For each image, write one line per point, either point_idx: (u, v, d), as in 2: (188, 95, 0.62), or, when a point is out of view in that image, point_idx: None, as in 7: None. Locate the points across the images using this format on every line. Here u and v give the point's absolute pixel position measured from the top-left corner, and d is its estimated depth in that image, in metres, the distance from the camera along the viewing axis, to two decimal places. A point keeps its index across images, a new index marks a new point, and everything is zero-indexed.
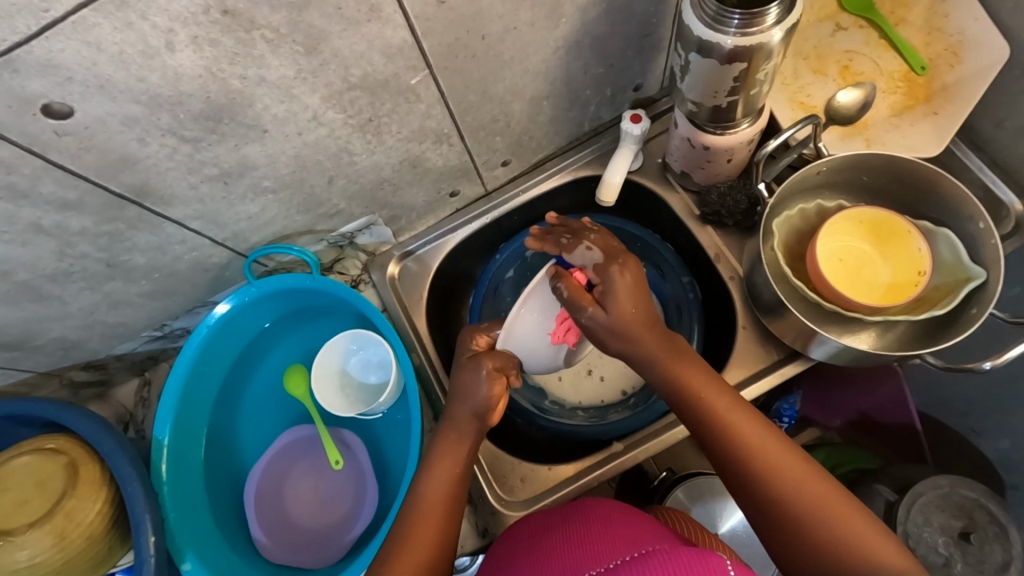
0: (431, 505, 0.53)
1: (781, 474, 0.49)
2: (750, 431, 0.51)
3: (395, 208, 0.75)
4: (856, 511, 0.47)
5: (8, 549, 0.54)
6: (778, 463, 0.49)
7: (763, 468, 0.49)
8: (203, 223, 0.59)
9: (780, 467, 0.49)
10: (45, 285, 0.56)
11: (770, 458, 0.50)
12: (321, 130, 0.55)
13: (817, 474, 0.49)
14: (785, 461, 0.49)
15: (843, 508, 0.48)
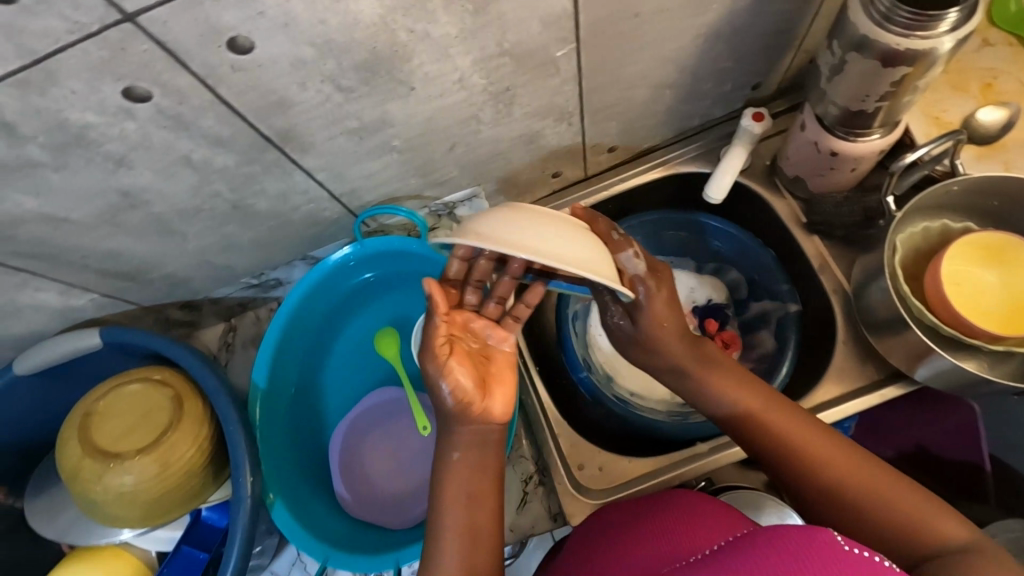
0: (461, 524, 0.47)
1: (844, 475, 0.48)
2: (800, 430, 0.52)
3: (500, 183, 0.74)
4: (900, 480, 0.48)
5: (115, 472, 0.55)
6: (842, 465, 0.49)
7: (825, 467, 0.49)
8: (328, 176, 0.59)
9: (836, 468, 0.49)
10: (174, 221, 0.56)
11: (830, 459, 0.49)
12: (461, 94, 0.54)
13: (881, 469, 0.49)
14: (840, 458, 0.49)
15: (911, 498, 0.46)
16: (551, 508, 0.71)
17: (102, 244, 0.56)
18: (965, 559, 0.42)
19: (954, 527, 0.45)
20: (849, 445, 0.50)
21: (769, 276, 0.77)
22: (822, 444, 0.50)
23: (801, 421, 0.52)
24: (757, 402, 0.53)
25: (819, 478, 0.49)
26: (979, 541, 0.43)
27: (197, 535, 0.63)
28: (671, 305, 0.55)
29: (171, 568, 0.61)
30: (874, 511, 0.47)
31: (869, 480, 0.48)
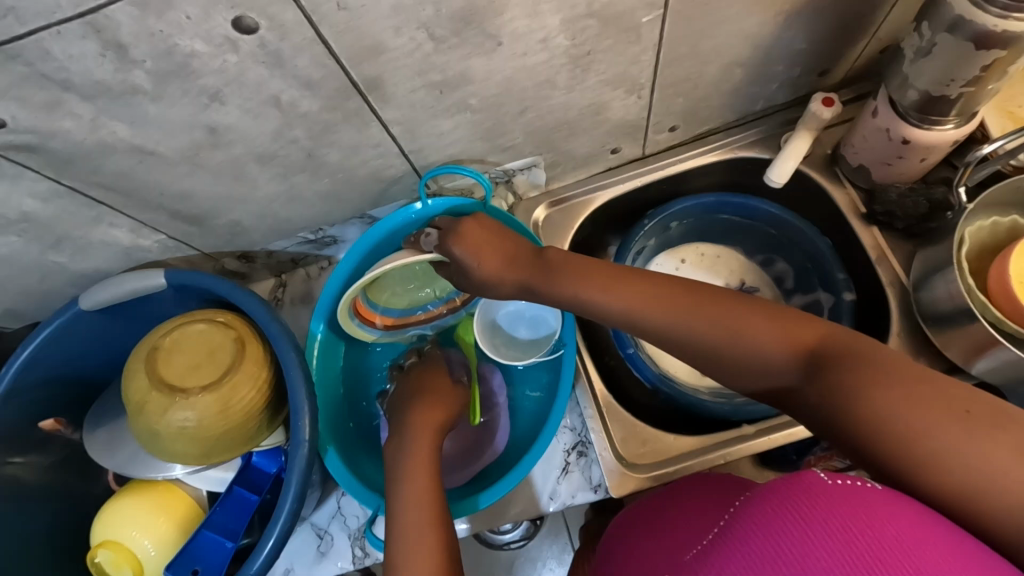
0: (418, 471, 0.54)
1: (695, 324, 0.48)
2: (649, 296, 0.51)
3: (560, 154, 0.74)
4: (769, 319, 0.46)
5: (179, 406, 0.56)
6: (700, 317, 0.48)
7: (724, 328, 0.47)
8: (402, 130, 0.59)
9: (719, 319, 0.47)
10: (251, 164, 0.57)
11: (705, 320, 0.48)
12: (543, 54, 0.54)
13: (733, 302, 0.48)
14: (716, 315, 0.48)
15: (772, 326, 0.46)
16: (594, 480, 0.71)
17: (178, 184, 0.57)
18: (841, 372, 0.41)
19: (816, 336, 0.44)
20: (710, 295, 0.49)
21: (825, 264, 0.77)
22: (692, 305, 0.49)
23: (629, 290, 0.52)
24: (650, 290, 0.51)
25: (710, 342, 0.48)
26: (853, 338, 0.43)
27: (247, 479, 0.63)
28: (485, 245, 0.57)
29: (221, 510, 0.61)
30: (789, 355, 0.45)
31: (751, 319, 0.47)
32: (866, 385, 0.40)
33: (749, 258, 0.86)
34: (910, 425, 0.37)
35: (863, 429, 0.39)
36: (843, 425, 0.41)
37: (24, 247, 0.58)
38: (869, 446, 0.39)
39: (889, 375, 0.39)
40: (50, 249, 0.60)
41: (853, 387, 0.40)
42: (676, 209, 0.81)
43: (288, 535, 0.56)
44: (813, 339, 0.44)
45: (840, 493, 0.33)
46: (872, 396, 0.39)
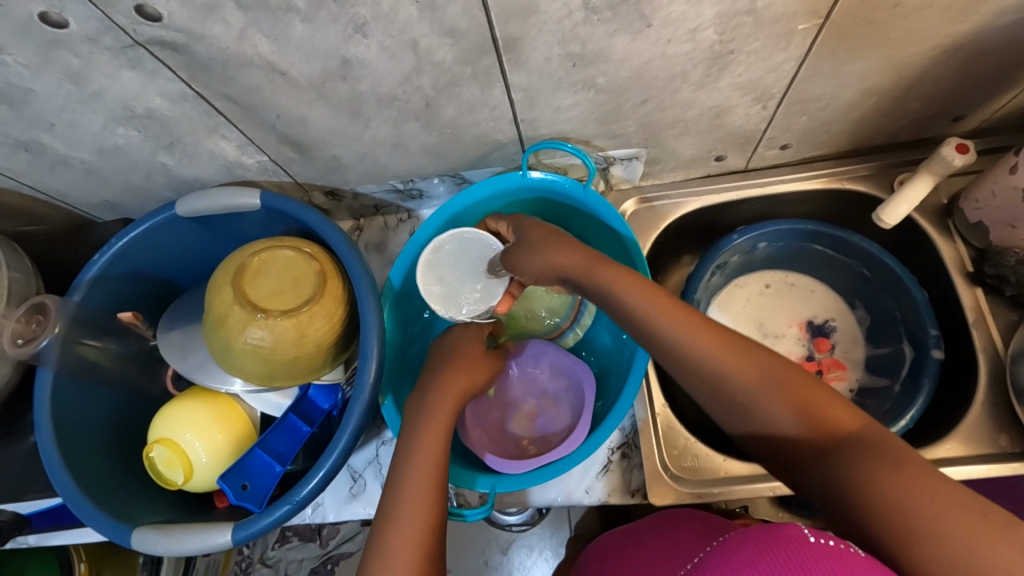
0: (427, 446, 0.51)
1: (732, 369, 0.50)
2: (677, 322, 0.52)
3: (666, 151, 0.72)
4: (798, 384, 0.48)
5: (257, 325, 0.57)
6: (727, 354, 0.50)
7: (760, 389, 0.49)
8: (522, 97, 0.58)
9: (765, 375, 0.49)
10: (369, 103, 0.57)
11: (750, 371, 0.50)
12: (688, 45, 0.52)
13: (783, 364, 0.49)
14: (763, 368, 0.50)
15: (799, 386, 0.48)
16: (632, 484, 0.70)
17: (297, 110, 0.57)
18: (864, 458, 0.43)
19: (846, 416, 0.47)
20: (749, 345, 0.51)
21: (916, 317, 0.72)
22: (742, 357, 0.50)
23: (685, 322, 0.52)
24: (697, 327, 0.52)
25: (738, 389, 0.50)
26: (880, 434, 0.45)
27: (302, 409, 0.64)
28: (550, 238, 0.59)
29: (275, 434, 0.61)
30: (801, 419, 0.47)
31: (801, 386, 0.48)
32: (886, 471, 0.42)
33: (832, 295, 0.82)
34: (915, 505, 0.40)
35: (871, 510, 0.42)
36: (851, 496, 0.43)
37: (141, 142, 0.60)
38: (883, 527, 0.41)
39: (908, 466, 0.42)
40: (162, 149, 0.61)
41: (868, 466, 0.43)
42: (769, 230, 0.78)
43: (334, 474, 0.57)
44: (838, 418, 0.46)
45: (820, 551, 0.36)
46: (894, 483, 0.41)
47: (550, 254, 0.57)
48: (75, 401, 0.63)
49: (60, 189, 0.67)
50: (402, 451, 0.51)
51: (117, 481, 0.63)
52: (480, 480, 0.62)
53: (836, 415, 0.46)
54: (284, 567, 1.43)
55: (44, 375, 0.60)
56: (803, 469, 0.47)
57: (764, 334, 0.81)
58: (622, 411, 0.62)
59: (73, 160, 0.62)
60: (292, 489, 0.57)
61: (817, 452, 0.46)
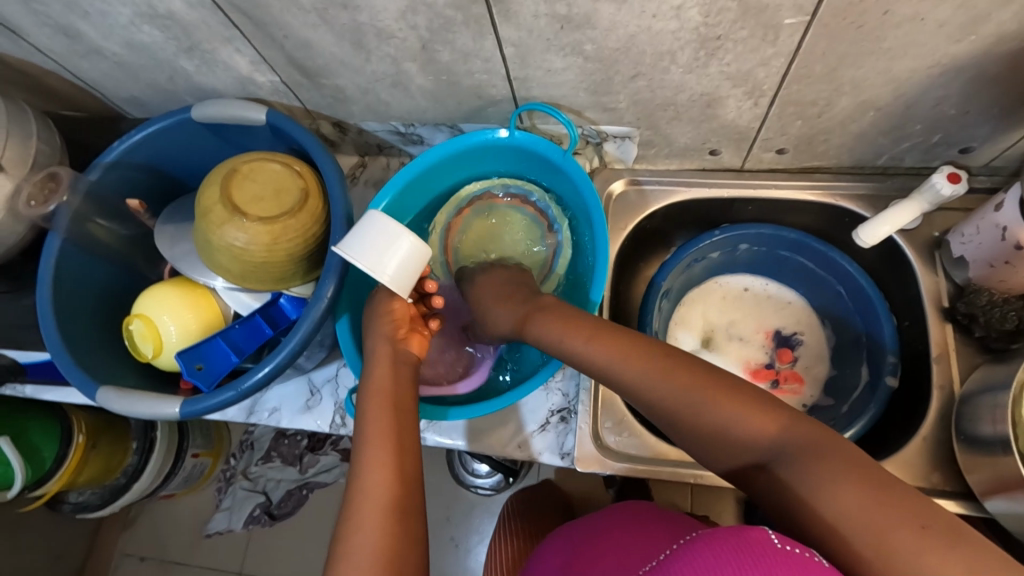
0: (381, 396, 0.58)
1: (670, 395, 0.51)
2: (614, 345, 0.55)
3: (659, 135, 0.73)
4: (719, 396, 0.49)
5: (235, 226, 0.62)
6: (659, 379, 0.51)
7: (704, 416, 0.49)
8: (514, 54, 0.60)
9: (711, 399, 0.49)
10: (369, 36, 0.60)
11: (696, 402, 0.50)
12: (673, 23, 0.53)
13: (723, 380, 0.50)
14: (691, 387, 0.50)
15: (724, 402, 0.49)
16: (564, 447, 0.72)
17: (303, 33, 0.61)
18: (799, 474, 0.45)
19: (763, 423, 0.47)
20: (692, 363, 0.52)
21: (880, 342, 0.71)
22: (692, 384, 0.50)
23: (641, 360, 0.53)
24: (654, 364, 0.52)
25: (675, 415, 0.50)
26: (805, 431, 0.46)
27: (269, 314, 0.69)
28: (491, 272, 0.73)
29: (239, 329, 0.67)
30: (724, 440, 0.48)
31: (736, 407, 0.48)
32: (821, 478, 0.43)
33: (807, 310, 0.82)
34: (855, 521, 0.41)
35: (814, 525, 0.43)
36: (794, 512, 0.45)
37: (164, 43, 0.65)
38: (813, 530, 0.43)
39: (832, 470, 0.43)
40: (183, 52, 0.66)
41: (805, 484, 0.44)
42: (752, 233, 0.78)
43: (280, 371, 0.62)
44: (760, 425, 0.47)
45: (784, 556, 0.37)
46: (823, 489, 0.43)
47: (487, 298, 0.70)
48: (74, 268, 0.70)
49: (95, 78, 0.74)
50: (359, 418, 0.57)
51: (98, 347, 0.70)
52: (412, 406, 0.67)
53: (760, 421, 0.47)
54: (262, 484, 1.58)
55: (52, 240, 0.67)
56: (749, 479, 0.49)
57: (729, 336, 0.81)
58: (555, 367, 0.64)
59: (106, 52, 0.68)
60: (241, 378, 0.62)
61: (758, 460, 0.48)
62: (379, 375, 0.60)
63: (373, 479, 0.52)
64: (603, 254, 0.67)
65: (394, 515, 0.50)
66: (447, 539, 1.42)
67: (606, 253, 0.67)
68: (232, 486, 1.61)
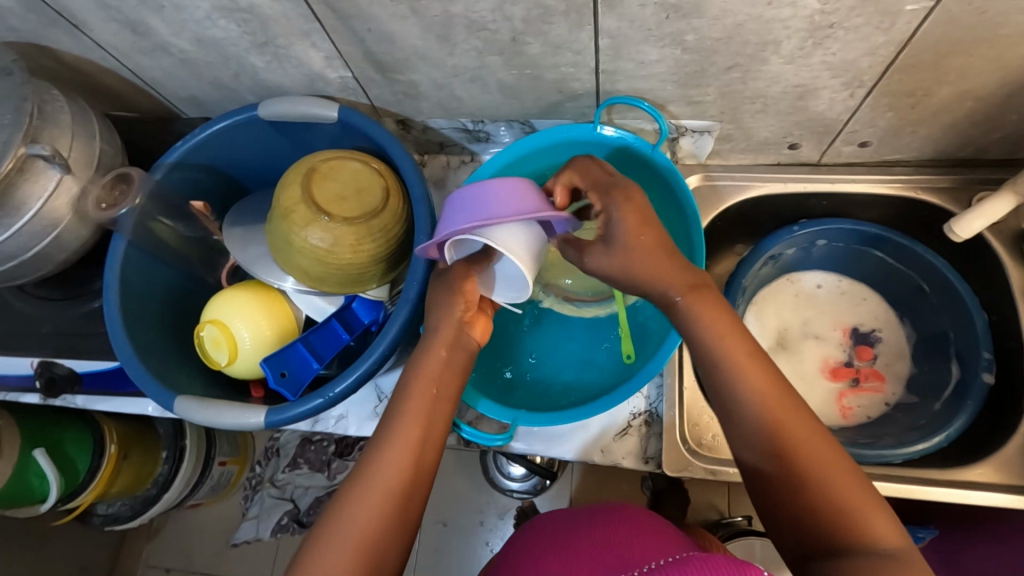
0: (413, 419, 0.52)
1: (779, 428, 0.46)
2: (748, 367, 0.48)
3: (740, 128, 0.71)
4: (847, 473, 0.44)
5: (318, 227, 0.59)
6: (780, 416, 0.46)
7: (789, 448, 0.45)
8: (609, 45, 0.58)
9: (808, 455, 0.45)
10: (457, 28, 0.58)
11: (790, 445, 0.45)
12: (787, 11, 0.51)
13: (843, 459, 0.45)
14: (814, 441, 0.45)
15: (844, 480, 0.43)
16: (648, 451, 0.70)
17: (388, 25, 0.58)
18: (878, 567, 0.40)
19: (883, 529, 0.42)
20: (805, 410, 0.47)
21: (970, 339, 0.69)
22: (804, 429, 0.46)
23: (752, 372, 0.47)
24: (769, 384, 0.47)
25: (770, 448, 0.46)
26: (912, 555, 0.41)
27: (344, 318, 0.67)
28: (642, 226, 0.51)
29: (316, 335, 0.64)
30: (819, 505, 0.43)
31: (831, 476, 0.44)
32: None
33: (883, 306, 0.80)
34: None
35: None
36: None
37: (237, 37, 0.62)
38: None
39: None
40: (256, 48, 0.64)
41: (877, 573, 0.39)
42: (830, 228, 0.76)
43: (366, 378, 0.60)
44: (880, 527, 0.42)
45: None
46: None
47: (641, 262, 0.51)
48: (141, 272, 0.67)
49: (154, 76, 0.71)
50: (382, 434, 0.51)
51: (167, 354, 0.67)
52: (504, 412, 0.63)
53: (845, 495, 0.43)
54: (290, 491, 1.50)
55: (118, 242, 0.64)
56: (803, 544, 0.44)
57: (805, 334, 0.80)
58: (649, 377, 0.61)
59: (173, 48, 0.65)
60: (327, 385, 0.60)
61: (833, 541, 0.42)
62: (431, 359, 0.55)
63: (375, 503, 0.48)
64: (697, 251, 0.65)
65: (374, 550, 0.46)
66: (483, 543, 1.40)
67: (703, 248, 0.65)
68: (259, 494, 1.54)
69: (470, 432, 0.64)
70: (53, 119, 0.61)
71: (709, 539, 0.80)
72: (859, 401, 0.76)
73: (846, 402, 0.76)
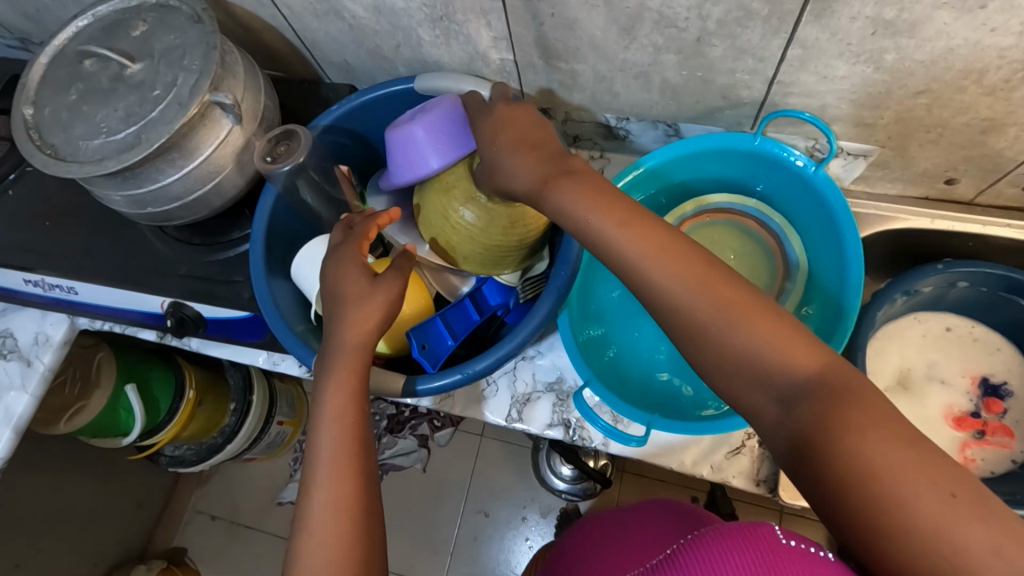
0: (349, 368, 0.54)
1: (715, 316, 0.42)
2: (653, 252, 0.44)
3: (900, 156, 0.68)
4: (793, 332, 0.41)
5: (473, 201, 0.60)
6: (719, 301, 0.42)
7: (730, 337, 0.42)
8: (797, 55, 0.57)
9: (801, 357, 0.41)
10: (645, 22, 0.57)
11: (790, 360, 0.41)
12: (1009, 39, 0.49)
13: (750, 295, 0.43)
14: (736, 302, 0.42)
15: (777, 329, 0.42)
16: (760, 474, 0.68)
17: (575, 12, 0.58)
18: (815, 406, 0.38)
19: (803, 357, 0.40)
20: (773, 305, 0.43)
21: None
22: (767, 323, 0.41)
23: (666, 268, 0.44)
24: (742, 308, 0.42)
25: (718, 337, 0.42)
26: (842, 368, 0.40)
27: (477, 297, 0.67)
28: (523, 144, 0.52)
29: (451, 310, 0.65)
30: (728, 342, 0.42)
31: (795, 348, 0.41)
32: (848, 418, 0.37)
33: (1017, 360, 0.76)
34: (898, 479, 0.35)
35: (841, 488, 0.37)
36: (829, 468, 0.38)
37: (417, 9, 0.63)
38: (837, 485, 0.37)
39: (877, 416, 0.37)
40: (432, 21, 0.65)
41: (858, 437, 0.37)
42: (979, 271, 0.72)
43: (506, 360, 0.59)
44: (801, 356, 0.40)
45: (793, 553, 0.38)
46: (865, 442, 0.36)
47: (514, 158, 0.51)
48: (283, 226, 0.69)
49: (318, 39, 0.73)
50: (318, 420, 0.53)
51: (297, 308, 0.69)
52: (638, 414, 0.62)
53: (844, 376, 0.39)
54: None
55: (268, 193, 0.66)
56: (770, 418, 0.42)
57: (929, 375, 0.77)
58: None
59: (349, 14, 0.67)
60: (466, 362, 0.60)
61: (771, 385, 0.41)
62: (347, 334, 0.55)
63: (327, 497, 0.49)
64: (853, 275, 0.62)
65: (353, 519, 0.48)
66: (523, 538, 1.40)
67: (859, 271, 0.62)
68: None
69: (603, 425, 0.64)
70: (232, 70, 0.63)
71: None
72: (983, 454, 0.73)
73: (968, 454, 0.73)
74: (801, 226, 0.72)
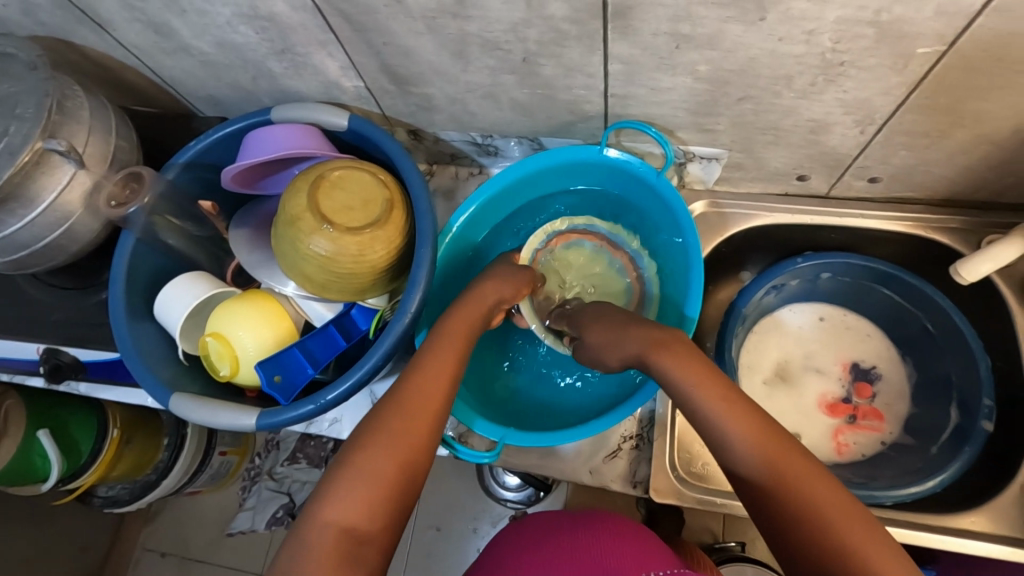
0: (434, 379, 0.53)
1: (764, 462, 0.43)
2: (725, 406, 0.47)
3: (750, 157, 0.70)
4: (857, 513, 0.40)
5: (320, 232, 0.60)
6: (771, 455, 0.43)
7: (786, 484, 0.42)
8: (620, 70, 0.58)
9: (767, 450, 0.44)
10: (472, 47, 0.58)
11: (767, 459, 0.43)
12: (800, 47, 0.51)
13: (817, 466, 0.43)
14: (780, 460, 0.43)
15: (843, 507, 0.41)
16: (637, 475, 0.70)
17: (404, 40, 0.59)
18: None
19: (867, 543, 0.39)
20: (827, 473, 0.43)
21: (973, 385, 0.68)
22: (753, 422, 0.45)
23: (725, 406, 0.47)
24: (749, 425, 0.45)
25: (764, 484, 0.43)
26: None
27: (342, 324, 0.68)
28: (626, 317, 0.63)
29: (313, 339, 0.66)
30: (790, 504, 0.41)
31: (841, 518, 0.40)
32: None
33: (886, 344, 0.79)
34: None
35: None
36: None
37: (256, 44, 0.63)
38: None
39: None
40: (274, 55, 0.65)
41: None
42: (837, 262, 0.75)
43: (359, 387, 0.60)
44: (870, 544, 0.39)
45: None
46: None
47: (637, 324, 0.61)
48: (147, 266, 0.69)
49: (175, 75, 0.73)
50: (385, 406, 0.50)
51: (165, 349, 0.69)
52: (494, 428, 0.65)
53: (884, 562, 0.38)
54: (287, 485, 1.45)
55: (126, 237, 0.66)
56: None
57: (805, 365, 0.79)
58: (624, 413, 0.63)
59: (194, 50, 0.67)
60: (319, 392, 0.61)
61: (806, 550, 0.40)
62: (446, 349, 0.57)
63: (360, 469, 0.46)
64: (697, 280, 0.66)
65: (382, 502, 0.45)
66: (474, 549, 1.35)
67: (700, 279, 0.66)
68: (257, 485, 1.47)
69: (456, 448, 0.65)
70: (73, 115, 0.62)
71: (698, 560, 0.79)
72: (856, 437, 0.75)
73: (842, 439, 0.75)
74: (658, 227, 0.75)
